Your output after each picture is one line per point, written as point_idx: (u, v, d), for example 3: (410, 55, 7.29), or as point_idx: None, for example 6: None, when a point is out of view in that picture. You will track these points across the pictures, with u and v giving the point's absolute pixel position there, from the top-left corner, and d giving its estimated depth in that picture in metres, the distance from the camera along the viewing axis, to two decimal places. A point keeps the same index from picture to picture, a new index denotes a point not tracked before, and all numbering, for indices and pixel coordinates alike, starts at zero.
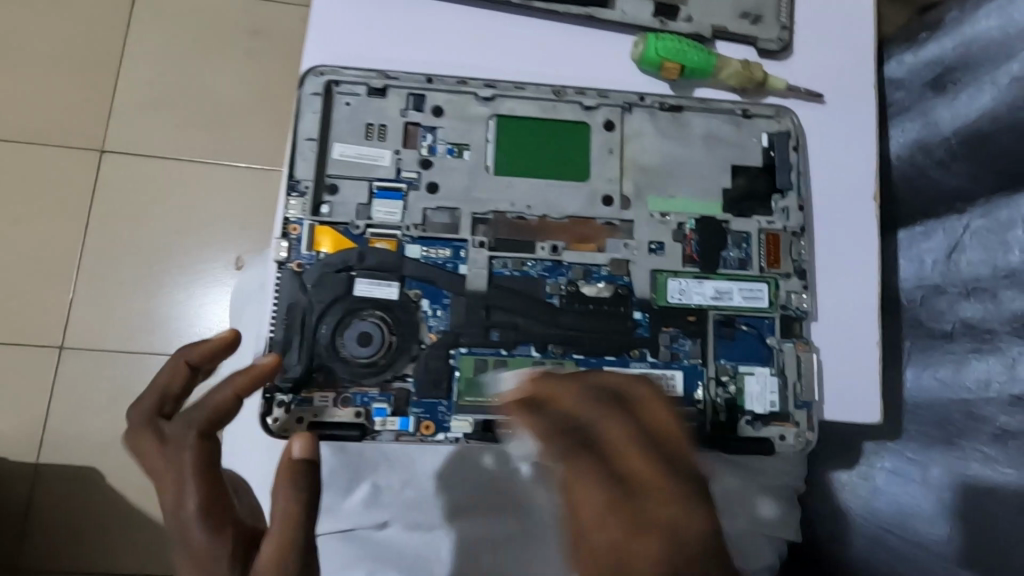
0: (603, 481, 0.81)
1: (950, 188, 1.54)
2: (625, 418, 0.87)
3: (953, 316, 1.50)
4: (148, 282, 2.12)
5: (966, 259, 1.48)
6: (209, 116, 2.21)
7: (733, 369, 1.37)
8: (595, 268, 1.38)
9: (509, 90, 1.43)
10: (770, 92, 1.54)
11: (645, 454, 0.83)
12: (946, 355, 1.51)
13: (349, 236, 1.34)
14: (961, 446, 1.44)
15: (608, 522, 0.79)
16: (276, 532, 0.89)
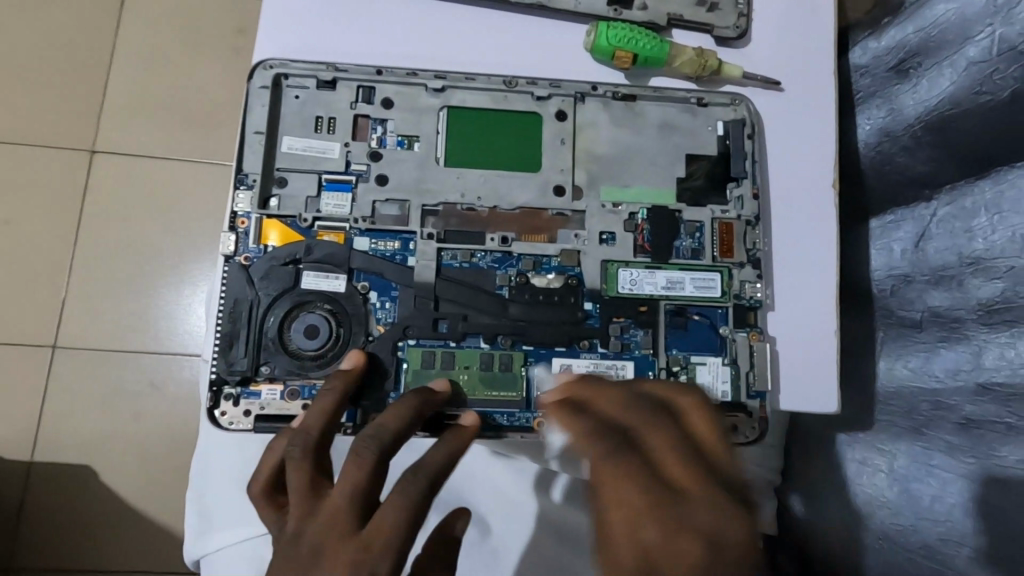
0: (650, 479, 0.87)
1: (915, 176, 1.54)
2: (680, 430, 0.94)
3: (922, 305, 1.48)
4: (127, 279, 2.09)
5: (933, 246, 1.46)
6: (185, 109, 2.16)
7: (685, 359, 1.36)
8: (546, 259, 1.38)
9: (460, 81, 1.42)
10: (726, 80, 1.52)
11: (689, 454, 0.90)
12: (914, 346, 1.50)
13: (298, 229, 1.34)
14: (927, 435, 1.44)
15: (657, 519, 0.83)
16: (390, 516, 0.91)
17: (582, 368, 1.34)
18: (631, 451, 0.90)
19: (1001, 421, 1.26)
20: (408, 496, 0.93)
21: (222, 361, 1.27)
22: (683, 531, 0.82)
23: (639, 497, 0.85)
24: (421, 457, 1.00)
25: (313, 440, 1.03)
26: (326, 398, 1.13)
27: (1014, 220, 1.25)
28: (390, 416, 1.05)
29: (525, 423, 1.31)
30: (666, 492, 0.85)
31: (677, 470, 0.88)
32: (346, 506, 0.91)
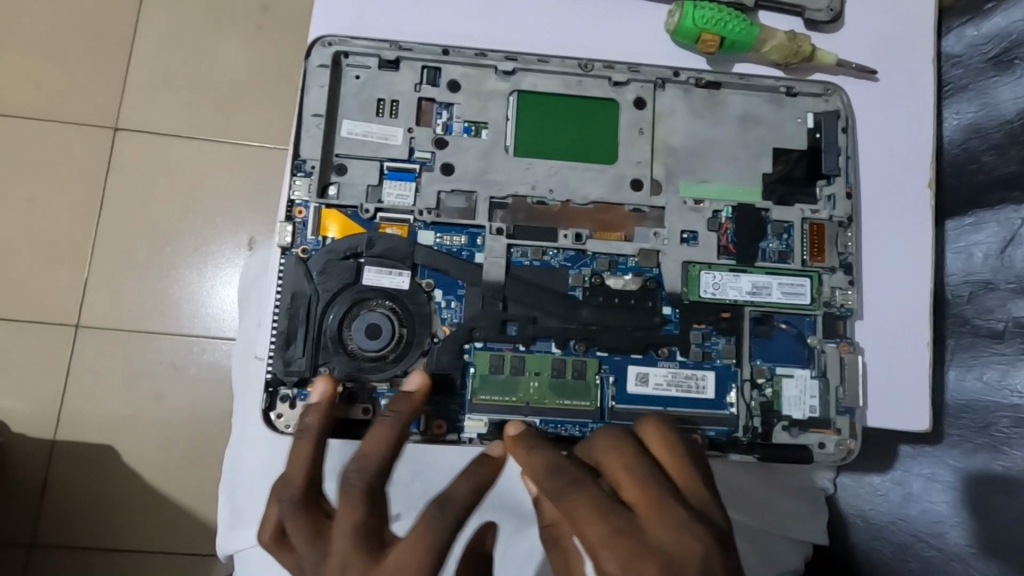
0: (609, 515, 0.79)
1: (1004, 176, 1.36)
2: (642, 455, 0.85)
3: (1005, 314, 1.28)
4: (159, 258, 2.02)
5: (1022, 253, 1.28)
6: (221, 86, 2.07)
7: (770, 371, 1.26)
8: (622, 258, 1.28)
9: (531, 63, 1.32)
10: (817, 68, 1.41)
11: (643, 480, 0.82)
12: (991, 357, 1.30)
13: (359, 221, 1.25)
14: (1009, 456, 1.23)
15: (623, 548, 0.77)
16: (407, 545, 0.86)
17: (660, 377, 1.24)
18: (589, 484, 0.82)
19: None
20: (432, 527, 0.87)
21: (278, 361, 1.19)
22: (642, 557, 0.76)
23: (604, 538, 0.78)
24: (444, 490, 0.92)
25: (299, 487, 0.98)
26: (301, 446, 1.02)
27: None
28: (372, 441, 0.98)
29: None
30: (628, 528, 0.78)
31: (636, 497, 0.81)
32: (353, 546, 0.87)
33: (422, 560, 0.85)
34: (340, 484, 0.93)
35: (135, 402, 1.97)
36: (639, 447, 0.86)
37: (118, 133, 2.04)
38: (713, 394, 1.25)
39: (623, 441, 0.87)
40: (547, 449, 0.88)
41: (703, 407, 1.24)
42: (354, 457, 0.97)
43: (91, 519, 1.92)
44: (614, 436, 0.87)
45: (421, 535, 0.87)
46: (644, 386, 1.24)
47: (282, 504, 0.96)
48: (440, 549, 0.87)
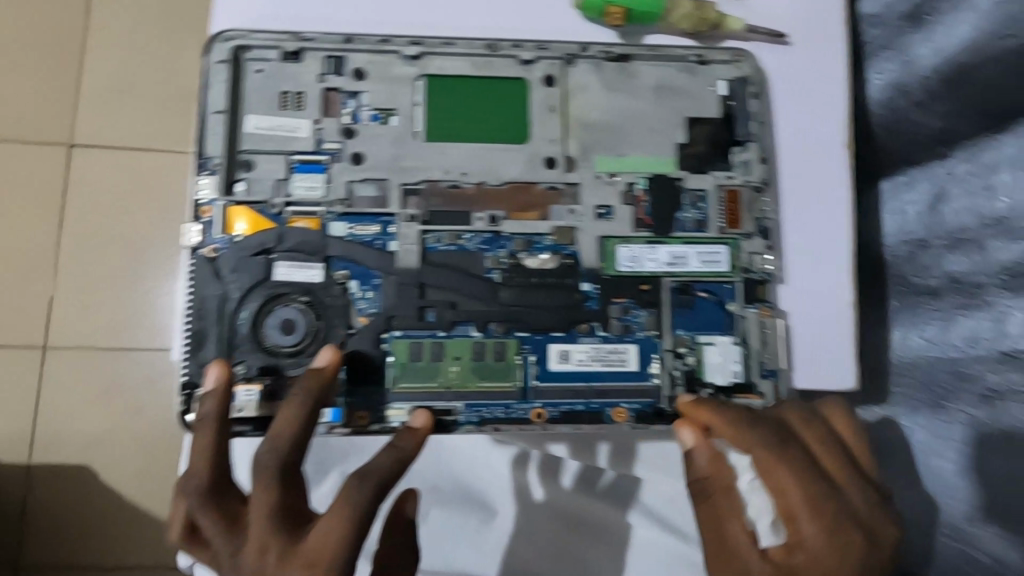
0: (812, 485, 0.98)
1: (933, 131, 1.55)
2: (838, 442, 1.07)
3: (938, 270, 1.55)
4: (98, 273, 1.97)
5: (950, 209, 1.52)
6: (149, 93, 2.02)
7: (692, 340, 1.26)
8: (538, 238, 1.27)
9: (437, 46, 1.31)
10: (728, 35, 1.40)
11: (839, 460, 1.04)
12: (932, 311, 1.58)
13: (268, 216, 1.23)
14: (947, 407, 1.53)
15: (830, 519, 0.97)
16: (324, 521, 0.89)
17: (582, 354, 1.24)
18: (796, 446, 1.02)
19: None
20: (349, 500, 0.90)
21: (191, 363, 1.17)
22: (846, 526, 0.97)
23: (802, 497, 0.98)
24: (364, 464, 0.95)
25: (205, 477, 0.96)
26: (200, 439, 0.98)
27: None
28: (282, 422, 0.97)
29: (522, 416, 1.22)
30: (832, 492, 0.98)
31: (844, 470, 1.03)
32: (271, 534, 0.89)
33: (339, 531, 0.88)
34: (252, 469, 0.93)
35: (104, 420, 1.93)
36: (825, 425, 1.09)
37: (71, 149, 1.99)
38: (637, 366, 1.25)
39: (817, 420, 1.09)
40: (736, 412, 1.07)
41: (627, 379, 1.25)
42: (265, 439, 0.97)
43: (75, 541, 1.90)
44: (804, 410, 1.10)
45: (341, 509, 0.89)
46: (566, 363, 1.24)
47: (189, 497, 0.94)
48: (361, 515, 0.89)
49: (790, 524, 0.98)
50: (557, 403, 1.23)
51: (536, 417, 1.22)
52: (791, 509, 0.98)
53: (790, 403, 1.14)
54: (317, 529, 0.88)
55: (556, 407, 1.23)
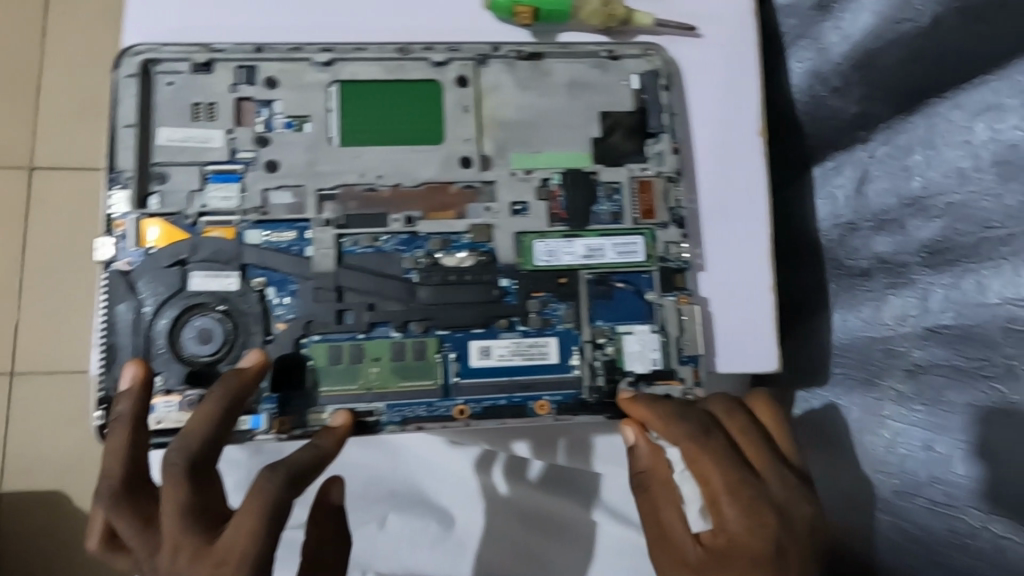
0: (733, 473, 1.05)
1: (853, 115, 1.61)
2: (762, 430, 1.14)
3: (869, 252, 1.60)
4: (41, 294, 1.96)
5: (873, 189, 1.57)
6: (86, 112, 2.02)
7: (611, 330, 1.28)
8: (455, 236, 1.28)
9: (348, 52, 1.32)
10: (639, 30, 1.43)
11: (761, 448, 1.11)
12: (865, 293, 1.62)
13: (182, 227, 1.24)
14: (879, 384, 1.55)
15: (750, 503, 1.03)
16: (238, 514, 0.89)
17: (502, 349, 1.26)
18: (718, 436, 1.08)
19: (949, 363, 1.37)
20: (264, 490, 0.90)
21: (107, 378, 1.17)
22: (765, 509, 1.02)
23: (723, 482, 1.04)
24: (281, 457, 0.97)
25: (117, 478, 0.96)
26: (114, 439, 1.00)
27: (947, 155, 1.37)
28: (196, 419, 0.99)
29: (445, 413, 1.23)
30: (749, 477, 1.04)
31: (761, 458, 1.09)
32: (183, 533, 0.88)
33: (248, 529, 0.88)
34: (161, 467, 0.93)
35: (69, 444, 1.92)
36: (748, 415, 1.15)
37: (31, 172, 1.99)
38: (557, 358, 1.27)
39: (741, 410, 1.16)
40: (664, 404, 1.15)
41: (549, 372, 1.26)
42: (178, 437, 0.98)
43: (47, 566, 1.88)
44: (729, 402, 1.17)
45: (252, 501, 0.89)
46: (487, 359, 1.25)
47: (100, 498, 0.94)
48: (276, 503, 0.90)
49: (716, 510, 1.04)
50: (479, 399, 1.24)
51: (460, 413, 1.23)
52: (715, 496, 1.04)
53: (718, 396, 1.20)
54: (226, 526, 0.88)
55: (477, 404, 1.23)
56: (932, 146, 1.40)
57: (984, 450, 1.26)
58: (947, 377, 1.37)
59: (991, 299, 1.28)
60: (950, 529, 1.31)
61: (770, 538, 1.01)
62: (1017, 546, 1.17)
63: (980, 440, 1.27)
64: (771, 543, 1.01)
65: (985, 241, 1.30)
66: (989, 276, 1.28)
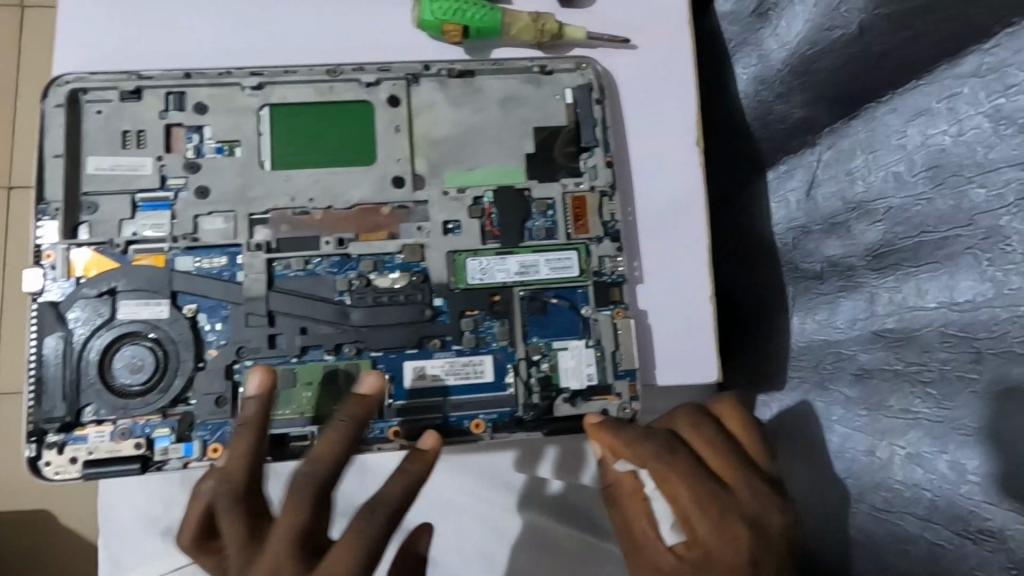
0: (702, 489, 0.98)
1: (796, 121, 1.59)
2: (729, 439, 1.06)
3: (820, 256, 1.57)
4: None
5: (822, 193, 1.55)
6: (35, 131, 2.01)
7: (546, 346, 1.28)
8: (387, 257, 1.28)
9: (278, 75, 1.32)
10: (572, 44, 1.42)
11: (729, 460, 1.03)
12: (820, 296, 1.59)
13: (112, 256, 1.24)
14: (830, 389, 1.53)
15: (720, 518, 0.96)
16: (333, 553, 0.83)
17: (437, 368, 1.26)
18: (683, 452, 1.02)
19: (890, 367, 1.35)
20: (358, 529, 0.85)
21: (37, 410, 1.17)
22: (737, 523, 0.96)
23: (693, 501, 0.98)
24: (376, 492, 0.90)
25: (240, 483, 0.92)
26: (245, 441, 0.96)
27: (885, 159, 1.36)
28: (241, 445, 0.95)
29: (378, 435, 1.22)
30: (721, 491, 0.98)
31: (729, 469, 1.02)
32: (288, 556, 0.82)
33: (290, 542, 0.83)
34: (223, 480, 0.92)
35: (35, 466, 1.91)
36: (716, 424, 1.09)
37: (9, 191, 1.99)
38: (492, 377, 1.27)
39: (709, 421, 1.09)
40: (629, 426, 1.07)
41: (483, 390, 1.26)
42: (235, 452, 0.94)
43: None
44: (696, 414, 1.10)
45: (349, 537, 0.84)
46: (422, 379, 1.25)
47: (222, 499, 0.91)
48: (370, 550, 0.84)
49: (688, 528, 0.98)
50: (411, 419, 1.24)
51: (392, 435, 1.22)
52: (686, 514, 0.98)
53: (685, 407, 1.13)
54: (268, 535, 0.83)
55: (410, 423, 1.22)
56: (871, 148, 1.40)
57: (915, 455, 1.23)
58: (890, 381, 1.34)
59: (930, 303, 1.27)
60: (890, 536, 1.27)
61: (748, 552, 0.95)
62: (950, 553, 1.12)
63: (914, 446, 1.24)
64: (746, 557, 0.95)
65: (924, 245, 1.28)
66: (926, 280, 1.27)
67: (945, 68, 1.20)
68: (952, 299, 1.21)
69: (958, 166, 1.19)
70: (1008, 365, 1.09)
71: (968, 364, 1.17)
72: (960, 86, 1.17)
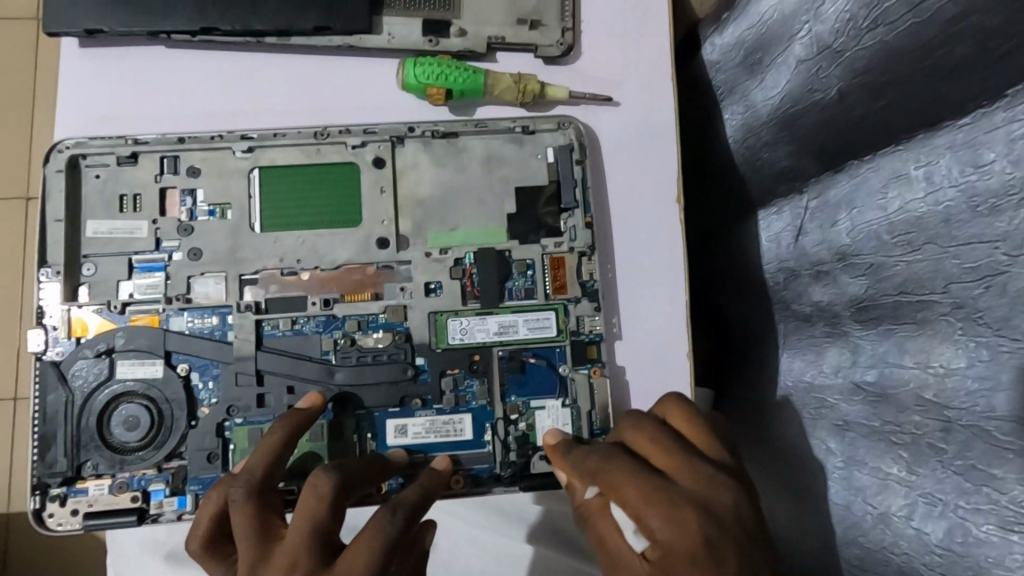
0: (638, 475, 0.95)
1: (782, 169, 1.55)
2: (676, 437, 1.03)
3: (810, 300, 1.50)
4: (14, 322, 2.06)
5: (809, 241, 1.49)
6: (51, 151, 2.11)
7: (524, 406, 1.33)
8: (371, 317, 1.34)
9: (266, 138, 1.36)
10: (554, 102, 1.45)
11: (667, 449, 1.00)
12: (808, 338, 1.52)
13: (111, 317, 1.31)
14: (814, 439, 1.45)
15: (667, 510, 0.90)
16: (353, 547, 0.92)
17: (418, 426, 1.31)
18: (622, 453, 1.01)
19: (870, 424, 1.29)
20: (380, 525, 0.96)
21: (41, 464, 1.25)
22: (682, 506, 0.90)
23: (641, 495, 0.93)
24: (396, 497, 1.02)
25: (259, 476, 1.05)
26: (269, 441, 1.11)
27: (868, 215, 1.29)
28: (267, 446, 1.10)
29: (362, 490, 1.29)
30: (665, 481, 0.94)
31: (671, 462, 0.98)
32: (310, 544, 0.92)
33: (309, 533, 0.93)
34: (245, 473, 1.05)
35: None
36: (659, 424, 1.06)
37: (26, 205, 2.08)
38: (471, 435, 1.31)
39: (647, 419, 1.08)
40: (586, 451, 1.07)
41: (462, 448, 1.31)
42: (263, 455, 1.09)
43: None
44: (637, 417, 1.09)
45: (369, 529, 0.94)
46: (404, 436, 1.30)
47: (241, 489, 1.02)
48: (389, 543, 0.93)
49: (644, 525, 0.91)
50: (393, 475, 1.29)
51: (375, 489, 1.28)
52: (637, 511, 0.92)
53: (629, 416, 1.12)
54: (288, 527, 0.93)
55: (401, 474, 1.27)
56: (851, 206, 1.34)
57: (884, 518, 1.22)
58: (869, 439, 1.29)
59: (908, 363, 1.21)
60: None
61: (698, 533, 0.88)
62: None
63: (884, 507, 1.22)
64: (701, 540, 0.88)
65: (902, 306, 1.23)
66: (907, 339, 1.21)
67: (921, 137, 1.16)
68: (927, 363, 1.16)
69: (933, 234, 1.13)
70: (976, 440, 1.06)
71: (937, 433, 1.13)
72: (937, 158, 1.11)
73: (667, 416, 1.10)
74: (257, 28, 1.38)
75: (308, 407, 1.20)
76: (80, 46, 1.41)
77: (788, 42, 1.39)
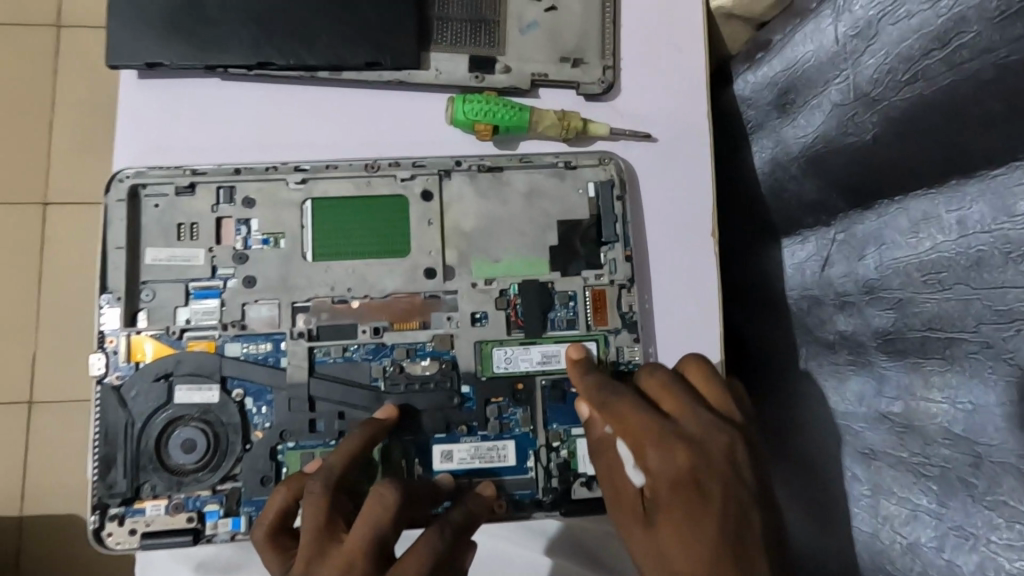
0: (645, 414, 1.04)
1: (811, 203, 1.59)
2: (687, 386, 1.11)
3: (834, 328, 1.52)
4: (56, 324, 2.12)
5: (835, 272, 1.52)
6: (98, 158, 2.17)
7: (565, 433, 1.38)
8: (418, 345, 1.38)
9: (320, 171, 1.41)
10: (595, 137, 1.50)
11: (674, 394, 1.09)
12: (832, 365, 1.53)
13: (169, 342, 1.36)
14: (837, 467, 1.47)
15: (664, 447, 0.99)
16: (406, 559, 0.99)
17: (463, 452, 1.35)
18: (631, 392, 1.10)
19: (896, 453, 1.31)
20: (431, 543, 1.03)
21: (101, 485, 1.29)
22: (679, 444, 0.99)
23: (642, 432, 1.03)
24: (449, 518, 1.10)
25: (335, 475, 1.12)
26: (349, 445, 1.19)
27: (893, 252, 1.34)
28: (346, 452, 1.18)
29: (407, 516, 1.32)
30: (666, 422, 1.02)
31: (676, 406, 1.07)
32: (368, 549, 0.98)
33: (370, 541, 0.98)
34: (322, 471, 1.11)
35: (70, 470, 2.06)
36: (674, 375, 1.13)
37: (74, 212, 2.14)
38: (514, 460, 1.36)
39: (664, 369, 1.15)
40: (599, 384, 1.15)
41: (505, 473, 1.36)
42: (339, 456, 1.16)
43: None
44: (653, 366, 1.16)
45: (423, 546, 1.01)
46: (449, 462, 1.35)
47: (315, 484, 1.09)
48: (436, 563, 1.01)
49: (643, 458, 1.01)
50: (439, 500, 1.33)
51: None
52: (638, 444, 1.02)
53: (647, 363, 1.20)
54: (354, 530, 0.98)
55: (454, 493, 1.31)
56: (882, 242, 1.38)
57: (913, 549, 1.25)
58: (897, 469, 1.31)
59: (936, 397, 1.23)
60: None
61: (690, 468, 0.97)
62: None
63: (913, 538, 1.25)
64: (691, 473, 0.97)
65: (930, 340, 1.25)
66: (935, 371, 1.23)
67: (954, 183, 1.20)
68: (955, 399, 1.18)
69: (964, 276, 1.17)
70: (1004, 476, 1.08)
71: (968, 468, 1.14)
72: (970, 205, 1.15)
73: (684, 371, 1.16)
74: (312, 63, 1.43)
75: (385, 420, 1.28)
76: (138, 77, 1.46)
77: (824, 87, 1.44)
